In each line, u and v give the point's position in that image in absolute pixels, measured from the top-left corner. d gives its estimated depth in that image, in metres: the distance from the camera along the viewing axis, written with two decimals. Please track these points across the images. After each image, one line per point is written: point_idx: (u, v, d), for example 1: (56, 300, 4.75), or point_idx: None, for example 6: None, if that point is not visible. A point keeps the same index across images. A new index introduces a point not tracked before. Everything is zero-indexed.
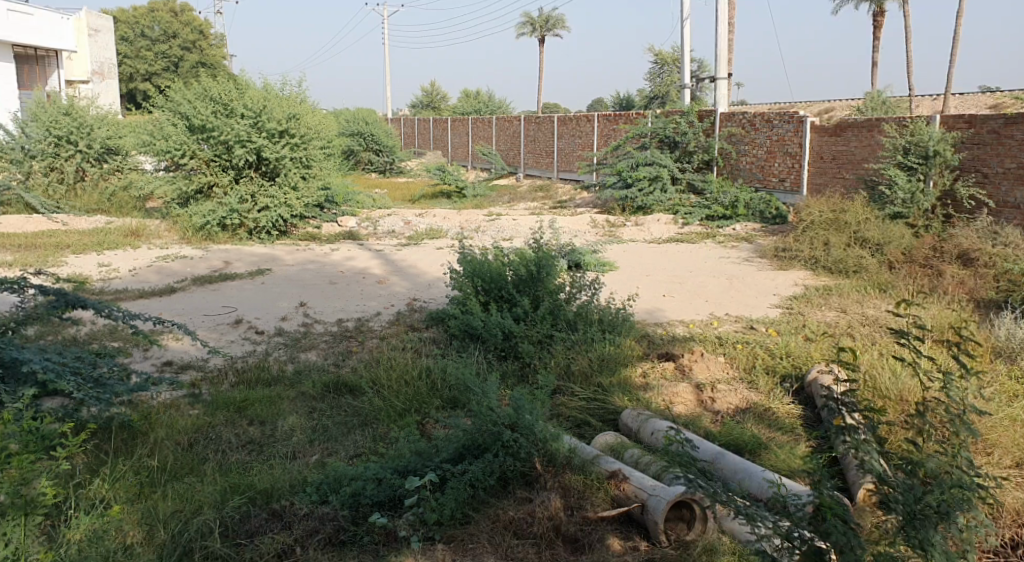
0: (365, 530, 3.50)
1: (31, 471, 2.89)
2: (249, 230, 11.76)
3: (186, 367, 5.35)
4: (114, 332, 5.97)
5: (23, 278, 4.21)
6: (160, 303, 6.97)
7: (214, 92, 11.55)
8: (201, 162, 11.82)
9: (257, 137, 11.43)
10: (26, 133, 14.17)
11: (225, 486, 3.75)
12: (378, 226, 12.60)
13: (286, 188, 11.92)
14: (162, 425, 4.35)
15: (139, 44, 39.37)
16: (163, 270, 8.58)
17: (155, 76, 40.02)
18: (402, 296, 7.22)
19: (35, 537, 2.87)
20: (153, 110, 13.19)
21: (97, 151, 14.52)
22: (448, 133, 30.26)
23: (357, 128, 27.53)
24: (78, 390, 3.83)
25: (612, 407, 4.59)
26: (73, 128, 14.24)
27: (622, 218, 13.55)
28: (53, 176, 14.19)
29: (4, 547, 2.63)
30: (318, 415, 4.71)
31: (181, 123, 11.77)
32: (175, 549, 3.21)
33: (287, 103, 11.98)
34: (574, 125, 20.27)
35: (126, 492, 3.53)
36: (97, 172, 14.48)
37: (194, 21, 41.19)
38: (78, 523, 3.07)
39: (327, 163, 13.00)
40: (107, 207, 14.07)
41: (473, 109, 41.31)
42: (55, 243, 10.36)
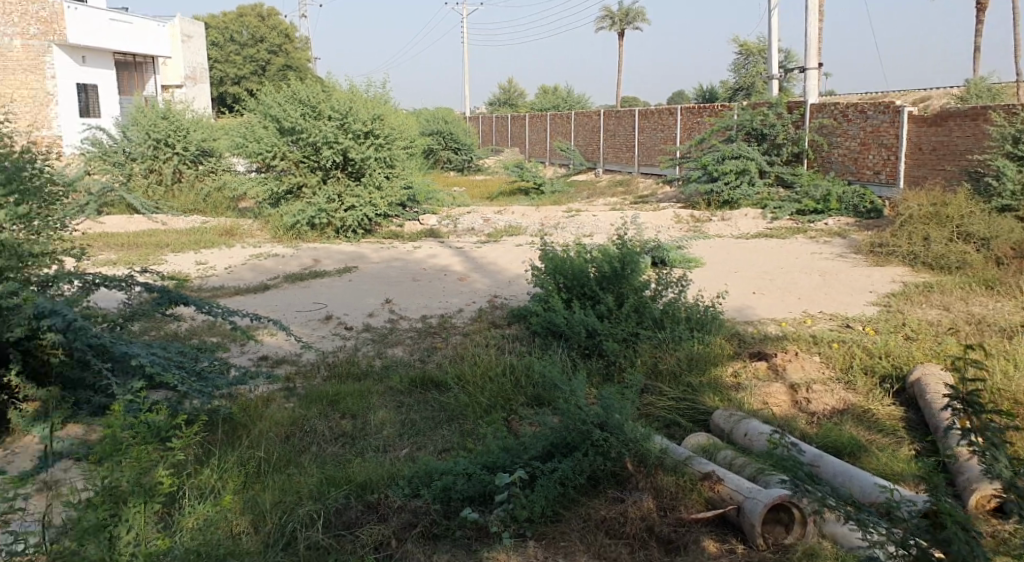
0: (456, 525, 3.63)
1: (148, 461, 3.13)
2: (337, 229, 12.02)
3: (280, 362, 5.48)
4: (213, 327, 6.16)
5: (132, 274, 4.50)
6: (254, 300, 7.19)
7: (303, 95, 11.90)
8: (291, 163, 12.17)
9: (344, 139, 11.73)
10: (128, 137, 14.88)
11: (324, 479, 3.87)
12: (459, 224, 12.70)
13: (370, 188, 12.15)
14: (262, 418, 4.50)
15: (229, 49, 40.91)
16: (257, 268, 8.85)
17: (244, 80, 41.48)
18: (484, 293, 7.26)
19: (154, 523, 3.08)
20: (244, 112, 13.67)
21: (194, 153, 15.09)
22: (525, 128, 30.40)
23: (437, 127, 27.96)
24: (182, 383, 4.11)
25: (702, 407, 4.49)
26: (171, 131, 14.87)
27: (707, 213, 13.35)
28: (152, 178, 14.84)
29: (127, 532, 2.89)
30: (406, 409, 4.77)
31: (271, 125, 12.13)
32: (279, 536, 3.39)
33: (372, 104, 12.23)
34: (655, 119, 20.06)
35: (233, 481, 3.69)
36: (193, 173, 15.06)
37: (279, 24, 42.37)
38: (193, 511, 3.26)
39: (409, 162, 13.17)
40: (203, 207, 14.62)
41: (551, 106, 41.53)
42: (157, 242, 10.80)
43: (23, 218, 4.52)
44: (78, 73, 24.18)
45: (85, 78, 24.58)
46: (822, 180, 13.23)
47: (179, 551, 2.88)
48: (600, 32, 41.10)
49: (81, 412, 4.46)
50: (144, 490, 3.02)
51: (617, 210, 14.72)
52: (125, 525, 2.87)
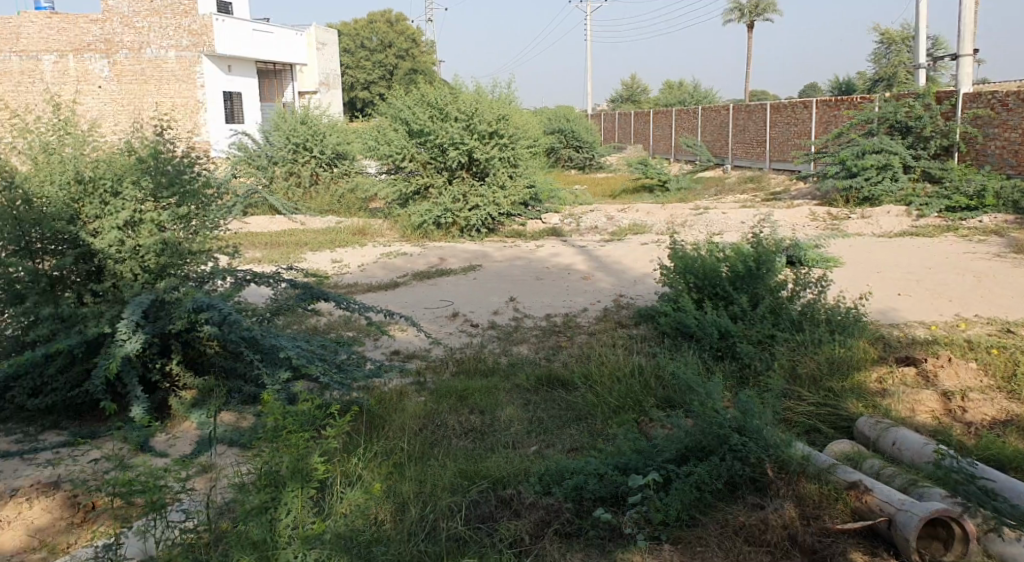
0: (589, 524, 3.63)
1: (307, 447, 3.33)
2: (461, 228, 12.31)
3: (411, 357, 5.68)
4: (348, 323, 6.44)
5: (279, 271, 5.13)
6: (386, 296, 7.48)
7: (432, 98, 12.32)
8: (419, 164, 12.61)
9: (469, 139, 12.03)
10: (271, 141, 15.85)
11: (461, 474, 4.00)
12: (582, 223, 12.71)
13: (494, 187, 12.36)
14: (396, 410, 4.70)
15: (359, 55, 42.74)
16: (388, 266, 9.19)
17: (373, 84, 43.25)
18: (609, 292, 7.23)
19: (310, 507, 3.29)
20: (375, 116, 14.28)
21: (330, 156, 15.85)
22: (649, 124, 30.13)
23: (558, 125, 28.18)
24: (324, 374, 4.48)
25: (845, 413, 4.29)
26: (309, 135, 15.71)
27: (845, 211, 12.80)
28: (292, 180, 15.71)
29: (286, 515, 3.10)
30: (533, 407, 4.84)
31: (401, 128, 12.64)
32: (418, 526, 3.51)
33: (498, 105, 12.45)
34: (788, 113, 19.47)
35: (378, 471, 3.87)
36: (328, 175, 15.83)
37: (407, 29, 43.81)
38: (346, 498, 3.44)
39: (533, 161, 13.20)
40: (338, 208, 15.27)
41: (677, 102, 41.11)
42: (296, 241, 11.42)
43: (183, 219, 5.14)
44: (226, 82, 26.11)
45: (232, 87, 26.52)
46: (975, 175, 12.36)
47: (328, 536, 3.09)
48: (728, 24, 39.93)
49: (234, 398, 5.05)
50: (302, 472, 3.22)
51: (750, 207, 14.30)
52: (283, 507, 3.09)
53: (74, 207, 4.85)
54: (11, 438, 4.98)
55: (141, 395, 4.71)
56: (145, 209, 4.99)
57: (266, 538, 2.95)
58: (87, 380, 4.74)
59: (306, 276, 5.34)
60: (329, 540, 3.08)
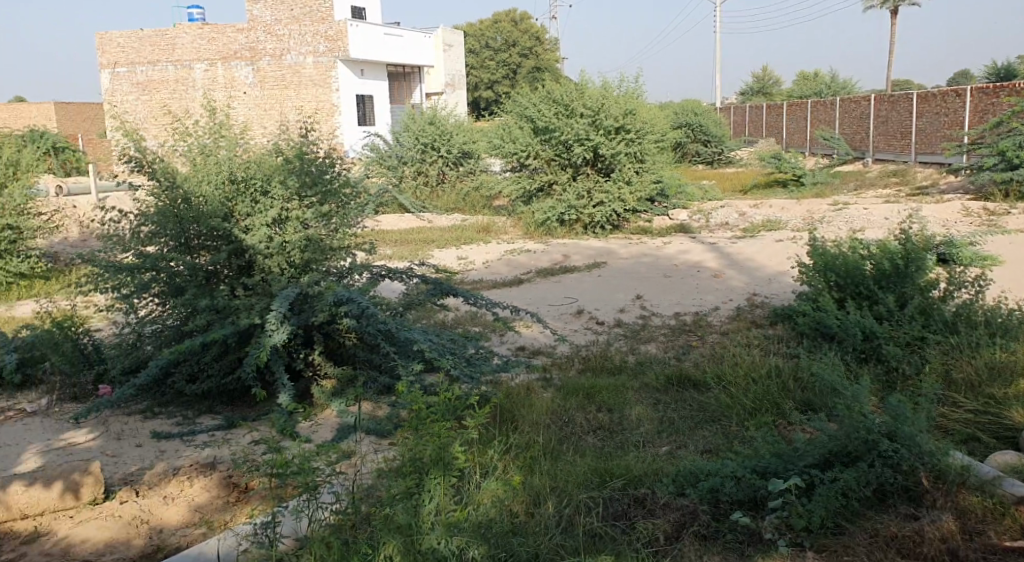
0: (727, 527, 3.54)
1: (447, 437, 3.47)
2: (585, 225, 12.50)
3: (537, 353, 5.83)
4: (475, 318, 6.58)
5: (410, 268, 5.80)
6: (511, 293, 7.61)
7: (558, 95, 12.66)
8: (543, 162, 12.99)
9: (595, 135, 12.23)
10: (401, 142, 16.85)
11: (595, 471, 4.02)
12: (712, 219, 12.73)
13: (619, 183, 12.45)
14: (524, 406, 4.83)
15: (484, 55, 43.57)
16: (512, 263, 9.35)
17: (496, 84, 44.05)
18: (741, 292, 7.04)
19: (452, 495, 3.42)
20: (502, 115, 14.86)
21: (457, 156, 16.54)
22: (783, 117, 29.29)
23: (685, 119, 27.89)
24: (456, 367, 4.96)
25: (1009, 422, 3.96)
26: (437, 135, 16.54)
27: (1003, 206, 11.93)
28: (421, 180, 16.60)
29: (430, 501, 3.28)
30: (663, 407, 4.85)
31: (526, 126, 13.10)
32: (555, 523, 3.52)
33: (625, 100, 12.57)
34: (940, 102, 18.66)
35: (513, 465, 3.96)
36: (454, 174, 16.57)
37: (531, 28, 44.20)
38: (485, 489, 3.54)
39: (660, 157, 13.19)
40: (463, 206, 15.81)
41: (812, 93, 39.79)
42: (425, 239, 11.79)
43: (325, 216, 5.67)
44: (358, 86, 27.30)
45: (364, 91, 27.70)
46: None
47: (468, 525, 3.23)
48: (870, 9, 37.80)
49: (369, 388, 5.62)
50: (443, 461, 3.39)
51: (893, 203, 13.57)
52: (426, 494, 3.28)
53: (227, 205, 5.45)
54: (173, 420, 5.73)
55: (287, 383, 5.30)
56: (291, 207, 5.54)
57: (411, 522, 3.13)
58: (241, 367, 5.38)
59: (435, 273, 5.91)
60: (469, 528, 3.18)
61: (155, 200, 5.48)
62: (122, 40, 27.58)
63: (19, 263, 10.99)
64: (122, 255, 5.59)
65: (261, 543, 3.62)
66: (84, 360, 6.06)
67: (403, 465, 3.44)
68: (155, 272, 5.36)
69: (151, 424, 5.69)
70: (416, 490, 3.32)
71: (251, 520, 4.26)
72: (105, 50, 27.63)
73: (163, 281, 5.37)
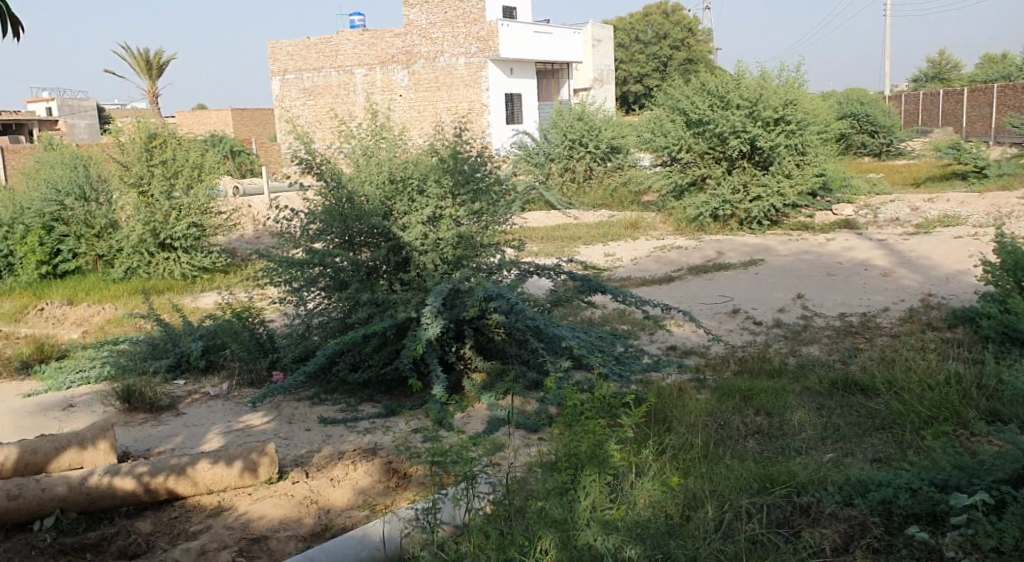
0: (902, 542, 3.22)
1: (603, 435, 3.52)
2: (740, 220, 13.58)
3: (689, 352, 5.99)
4: (622, 315, 6.76)
5: (557, 266, 6.19)
6: (660, 292, 7.92)
7: (713, 87, 14.02)
8: (695, 155, 14.32)
9: (751, 127, 13.31)
10: (549, 139, 18.86)
11: (757, 476, 3.88)
12: (881, 214, 13.28)
13: (777, 177, 13.51)
14: (677, 408, 4.76)
15: (633, 48, 41.76)
16: (662, 260, 9.89)
17: (646, 77, 42.13)
18: (915, 291, 6.98)
19: (610, 490, 3.49)
20: (655, 110, 16.34)
21: (604, 151, 18.43)
22: (965, 102, 27.18)
23: (852, 110, 26.31)
24: (604, 365, 5.12)
25: None
26: (585, 131, 18.45)
27: None
28: (567, 176, 18.65)
29: (587, 498, 3.31)
30: (828, 412, 4.67)
31: (680, 120, 14.52)
32: (714, 528, 3.37)
33: (783, 91, 13.53)
34: None
35: (671, 465, 3.93)
36: (601, 170, 18.49)
37: (684, 18, 41.83)
38: (644, 488, 3.54)
39: (822, 148, 14.03)
40: (609, 202, 17.29)
41: (999, 77, 36.46)
42: (572, 236, 12.46)
43: (475, 214, 6.29)
44: (507, 85, 27.53)
45: (513, 89, 27.97)
46: None
47: (625, 524, 3.21)
48: None
49: (519, 382, 6.10)
50: (600, 459, 3.43)
51: None
52: (582, 490, 3.30)
53: (386, 204, 6.20)
54: (338, 407, 6.24)
55: (440, 374, 6.03)
56: (444, 205, 6.18)
57: (566, 517, 3.13)
58: (399, 358, 6.14)
59: (582, 270, 6.23)
60: (624, 527, 3.08)
61: (323, 201, 6.35)
62: (290, 49, 29.63)
63: (202, 258, 12.06)
64: (293, 252, 6.53)
65: (424, 528, 3.66)
66: (258, 348, 6.65)
67: (561, 461, 3.56)
68: (322, 267, 6.19)
69: (318, 409, 6.23)
70: (572, 486, 3.39)
71: (411, 505, 4.40)
72: (276, 60, 29.79)
73: (329, 276, 6.22)
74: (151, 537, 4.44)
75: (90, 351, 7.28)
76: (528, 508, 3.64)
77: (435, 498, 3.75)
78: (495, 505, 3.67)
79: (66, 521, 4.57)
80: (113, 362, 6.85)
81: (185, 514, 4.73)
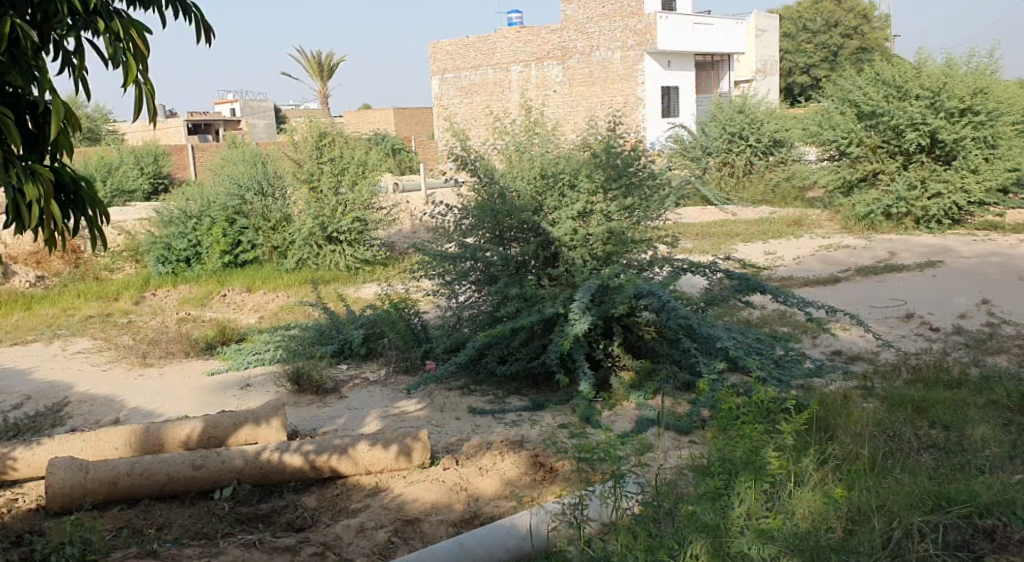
0: None
1: (760, 441, 3.36)
2: (916, 219, 13.69)
3: (856, 359, 5.84)
4: (783, 318, 6.91)
5: (712, 263, 6.12)
6: (824, 292, 7.84)
7: (889, 78, 13.95)
8: (867, 149, 14.37)
9: (931, 119, 13.31)
10: (706, 133, 19.31)
11: (930, 492, 3.53)
12: None
13: (961, 172, 13.50)
14: (842, 415, 4.48)
15: (801, 38, 39.44)
16: (825, 260, 9.76)
17: (813, 68, 39.74)
18: None
19: (766, 498, 3.32)
20: (823, 100, 16.19)
21: (766, 145, 18.80)
22: None
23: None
24: (763, 369, 5.22)
25: None
26: (745, 124, 18.82)
27: None
28: (725, 171, 19.05)
29: (741, 505, 3.16)
30: (1017, 430, 4.29)
31: (851, 112, 14.54)
32: (881, 545, 3.08)
33: (971, 81, 13.42)
34: None
35: (833, 475, 3.68)
36: (762, 164, 18.83)
37: (858, 5, 39.24)
38: (802, 498, 3.33)
39: (1015, 141, 13.88)
40: (772, 198, 18.08)
41: None
42: (729, 232, 12.86)
43: (627, 209, 6.32)
44: (664, 77, 26.91)
45: (669, 81, 27.15)
46: None
47: (783, 535, 3.00)
48: None
49: (669, 383, 6.19)
50: (755, 465, 3.27)
51: None
52: (736, 497, 3.15)
53: (537, 199, 6.40)
54: (487, 398, 6.39)
55: (587, 370, 6.06)
56: (595, 200, 6.26)
57: (722, 523, 3.04)
58: (546, 353, 6.24)
59: (739, 267, 6.20)
60: (782, 538, 2.94)
61: (476, 196, 6.56)
62: (450, 48, 31.17)
63: (365, 251, 12.78)
64: (445, 245, 6.80)
65: (570, 523, 3.61)
66: (413, 339, 6.96)
67: (713, 465, 3.42)
68: (473, 260, 6.41)
69: (468, 399, 6.41)
70: (725, 491, 3.25)
71: (558, 499, 4.37)
72: (437, 59, 31.43)
73: (480, 270, 6.43)
74: (316, 513, 4.74)
75: (265, 335, 7.84)
76: (679, 511, 3.45)
77: (583, 493, 3.66)
78: (644, 505, 3.44)
79: (242, 491, 4.95)
80: (285, 346, 7.39)
81: (346, 492, 5.00)
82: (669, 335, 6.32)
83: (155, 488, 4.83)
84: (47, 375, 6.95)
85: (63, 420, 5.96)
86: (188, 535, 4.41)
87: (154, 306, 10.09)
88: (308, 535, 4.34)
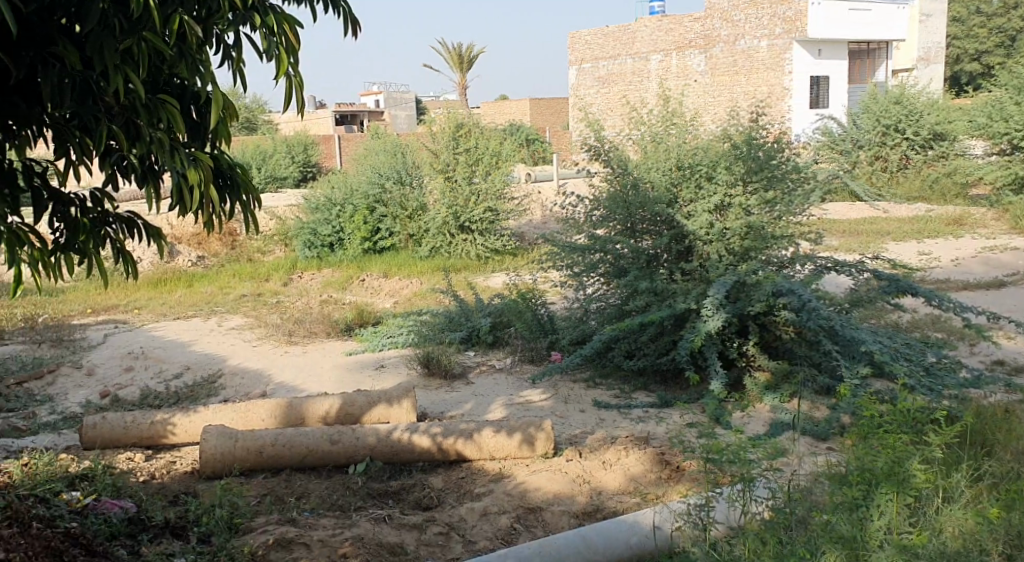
0: None
1: (906, 451, 3.09)
2: None
3: (1020, 370, 5.35)
4: (937, 323, 6.41)
5: (859, 262, 5.78)
6: (986, 296, 7.22)
7: None
8: None
9: None
10: (859, 124, 18.22)
11: None
12: None
13: None
14: (1004, 433, 4.12)
15: (973, 22, 36.23)
16: (989, 262, 8.96)
17: (985, 55, 36.37)
18: None
19: (910, 514, 3.01)
20: (1000, 91, 15.45)
21: (925, 138, 17.46)
22: None
23: None
24: (911, 377, 4.89)
25: None
26: (902, 116, 17.59)
27: None
28: (878, 165, 17.87)
29: (880, 518, 2.86)
30: None
31: None
32: None
33: None
34: None
35: (988, 496, 3.32)
36: (920, 159, 17.47)
37: None
38: (950, 517, 3.00)
39: None
40: (928, 195, 16.64)
41: None
42: (880, 230, 12.09)
43: (769, 202, 6.07)
44: (813, 66, 25.34)
45: (819, 71, 25.54)
46: None
47: (929, 553, 2.62)
48: None
49: (807, 386, 5.90)
50: (898, 476, 2.99)
51: None
52: (875, 509, 2.87)
53: (673, 191, 6.29)
54: (613, 392, 6.33)
55: (718, 369, 5.91)
56: (735, 193, 6.07)
57: (859, 536, 2.71)
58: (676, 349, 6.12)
59: (889, 267, 5.85)
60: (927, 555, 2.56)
61: (608, 186, 6.53)
62: (589, 37, 31.50)
63: (495, 241, 13.03)
64: (575, 237, 6.80)
65: (695, 524, 3.41)
66: (539, 329, 7.02)
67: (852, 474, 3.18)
68: (603, 252, 6.38)
69: (593, 392, 6.38)
70: (863, 502, 2.99)
71: (684, 498, 4.29)
72: (575, 48, 31.74)
73: (609, 263, 6.39)
74: (442, 493, 4.87)
75: (398, 320, 8.15)
76: (811, 519, 3.17)
77: (710, 496, 3.51)
78: (775, 511, 3.24)
79: (374, 467, 5.16)
80: (416, 330, 7.65)
81: (471, 475, 5.09)
82: (809, 336, 6.02)
83: (296, 460, 5.14)
84: (205, 348, 7.55)
85: (217, 390, 6.45)
86: (324, 506, 4.66)
87: (300, 288, 10.73)
88: (434, 515, 4.46)
